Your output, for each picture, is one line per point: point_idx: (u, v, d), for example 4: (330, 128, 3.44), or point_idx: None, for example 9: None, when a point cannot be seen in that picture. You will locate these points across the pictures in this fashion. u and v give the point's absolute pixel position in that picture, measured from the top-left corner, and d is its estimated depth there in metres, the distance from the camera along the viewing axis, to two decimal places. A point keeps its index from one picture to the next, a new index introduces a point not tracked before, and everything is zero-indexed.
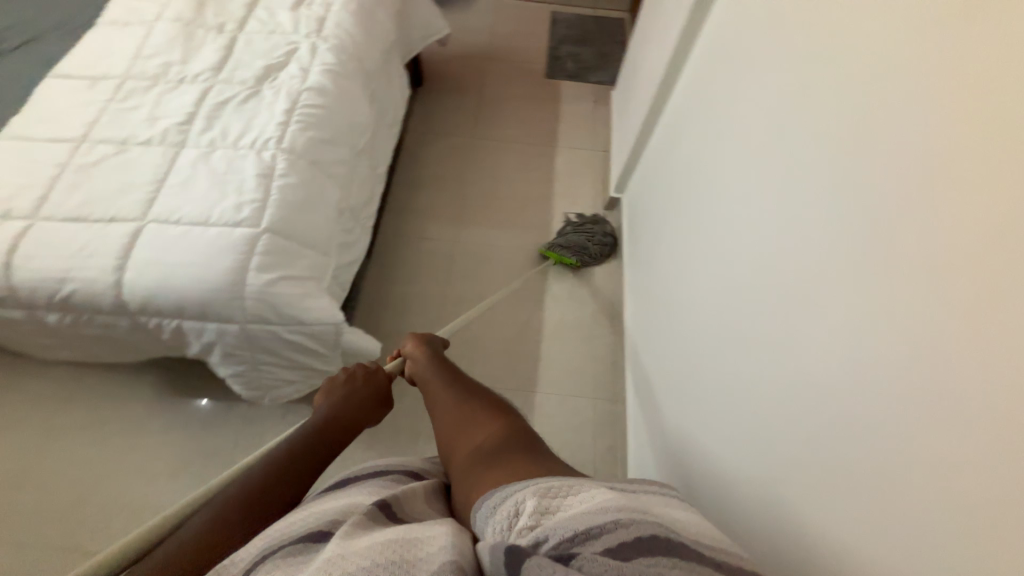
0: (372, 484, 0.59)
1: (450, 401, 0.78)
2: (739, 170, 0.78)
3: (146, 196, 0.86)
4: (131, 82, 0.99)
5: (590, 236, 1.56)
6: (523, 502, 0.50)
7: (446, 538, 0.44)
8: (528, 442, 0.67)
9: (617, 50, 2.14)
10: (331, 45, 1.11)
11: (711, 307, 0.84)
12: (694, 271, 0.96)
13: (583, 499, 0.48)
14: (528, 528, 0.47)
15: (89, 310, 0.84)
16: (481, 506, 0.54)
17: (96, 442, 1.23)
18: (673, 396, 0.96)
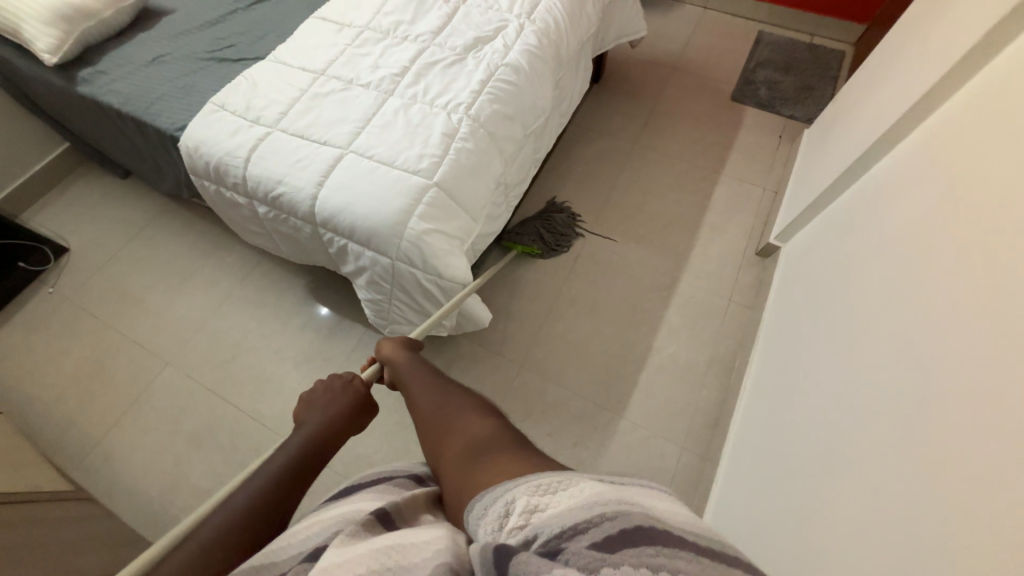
0: (374, 485, 0.62)
1: (428, 403, 0.76)
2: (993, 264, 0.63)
3: (354, 131, 1.00)
4: (368, 33, 1.15)
5: (552, 224, 1.59)
6: (513, 501, 0.50)
7: (439, 538, 0.49)
8: (508, 434, 0.67)
9: (826, 86, 1.89)
10: (537, 28, 1.16)
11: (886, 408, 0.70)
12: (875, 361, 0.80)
13: (572, 493, 0.48)
14: (519, 527, 0.47)
15: (289, 212, 1.01)
16: (472, 512, 0.54)
17: (252, 318, 1.49)
18: (797, 486, 0.85)
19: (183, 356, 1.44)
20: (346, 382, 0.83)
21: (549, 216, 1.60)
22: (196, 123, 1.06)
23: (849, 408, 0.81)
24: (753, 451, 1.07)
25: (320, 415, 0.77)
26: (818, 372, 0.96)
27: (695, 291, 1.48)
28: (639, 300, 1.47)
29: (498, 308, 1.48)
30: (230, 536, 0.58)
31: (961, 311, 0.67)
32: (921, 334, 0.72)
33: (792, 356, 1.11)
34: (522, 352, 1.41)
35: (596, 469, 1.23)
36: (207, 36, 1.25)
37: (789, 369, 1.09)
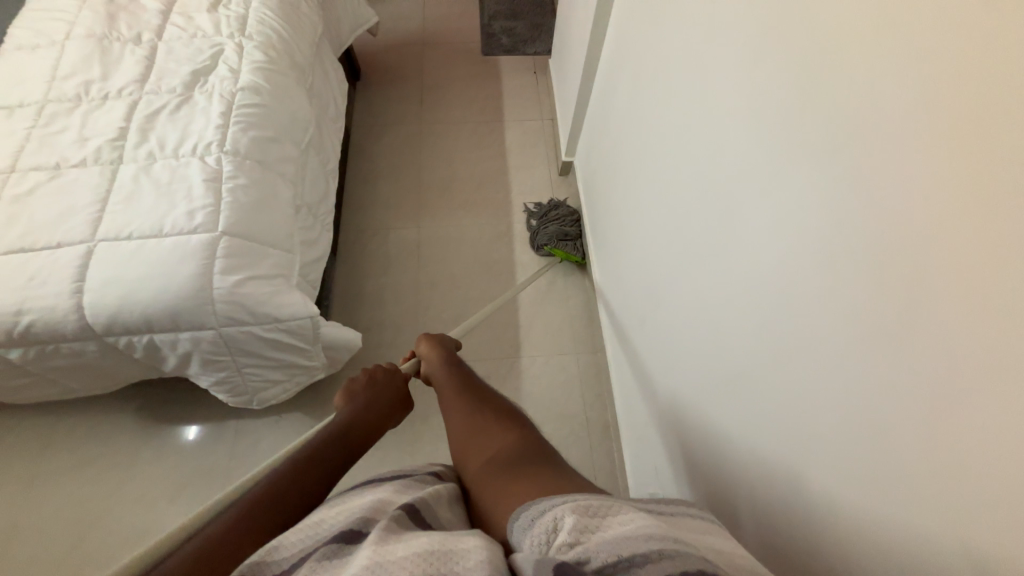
0: (392, 481, 0.57)
1: (463, 411, 0.73)
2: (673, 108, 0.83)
3: (92, 216, 0.84)
4: (52, 105, 0.96)
5: (563, 220, 1.58)
6: (561, 517, 0.44)
7: (480, 547, 0.41)
8: (542, 452, 0.63)
9: (548, 19, 2.17)
10: (258, 43, 1.10)
11: (667, 241, 0.90)
12: (648, 211, 1.00)
13: (626, 521, 0.43)
14: (569, 546, 0.42)
15: (54, 338, 0.83)
16: (515, 520, 0.48)
17: (85, 482, 1.20)
18: (653, 329, 1.01)
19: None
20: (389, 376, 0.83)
21: (553, 216, 1.59)
22: None
23: (649, 253, 1.01)
24: (619, 324, 1.25)
25: (351, 409, 0.73)
26: (628, 240, 1.14)
27: None
28: (490, 254, 1.58)
29: (368, 324, 1.43)
30: (272, 502, 0.54)
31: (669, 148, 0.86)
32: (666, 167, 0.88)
33: (610, 241, 1.30)
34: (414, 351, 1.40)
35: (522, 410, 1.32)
36: None
37: (613, 251, 1.28)
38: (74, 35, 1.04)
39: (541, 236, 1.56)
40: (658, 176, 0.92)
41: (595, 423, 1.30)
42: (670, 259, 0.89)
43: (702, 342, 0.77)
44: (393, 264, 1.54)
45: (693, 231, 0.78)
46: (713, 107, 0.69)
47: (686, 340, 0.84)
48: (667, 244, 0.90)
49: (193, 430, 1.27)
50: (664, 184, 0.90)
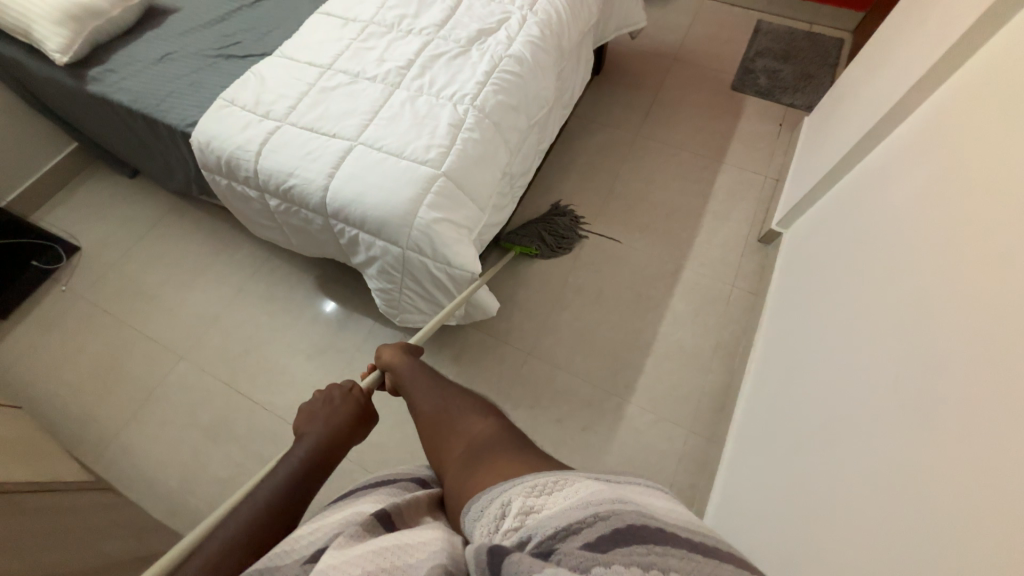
0: (379, 488, 0.59)
1: (428, 406, 0.75)
2: (983, 233, 0.64)
3: (363, 122, 1.02)
4: (373, 27, 1.17)
5: (554, 225, 1.58)
6: (509, 503, 0.48)
7: (435, 539, 0.46)
8: (509, 436, 0.65)
9: (825, 73, 1.90)
10: (539, 20, 1.17)
11: (879, 373, 0.73)
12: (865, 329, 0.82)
13: (569, 493, 0.46)
14: (514, 528, 0.45)
15: (301, 203, 1.03)
16: (467, 516, 0.51)
17: (263, 311, 1.51)
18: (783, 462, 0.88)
19: (197, 350, 1.45)
20: (347, 394, 0.82)
21: (552, 220, 1.58)
22: (208, 118, 1.09)
23: (841, 375, 0.83)
24: (756, 429, 1.07)
25: (320, 428, 0.75)
26: (809, 355, 0.98)
27: (699, 278, 1.50)
28: (644, 288, 1.49)
29: (504, 298, 1.50)
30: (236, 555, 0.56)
31: (947, 276, 0.68)
32: (875, 322, 0.79)
33: (788, 341, 1.12)
34: (531, 341, 1.42)
35: (606, 451, 1.25)
36: (214, 33, 1.26)
37: (784, 356, 1.11)
38: None
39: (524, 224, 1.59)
40: (870, 320, 0.81)
41: None
42: (872, 401, 0.71)
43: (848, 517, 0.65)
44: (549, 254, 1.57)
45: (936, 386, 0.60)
46: None
47: (819, 496, 0.73)
48: (876, 376, 0.73)
49: (331, 306, 1.51)
50: (913, 312, 0.71)
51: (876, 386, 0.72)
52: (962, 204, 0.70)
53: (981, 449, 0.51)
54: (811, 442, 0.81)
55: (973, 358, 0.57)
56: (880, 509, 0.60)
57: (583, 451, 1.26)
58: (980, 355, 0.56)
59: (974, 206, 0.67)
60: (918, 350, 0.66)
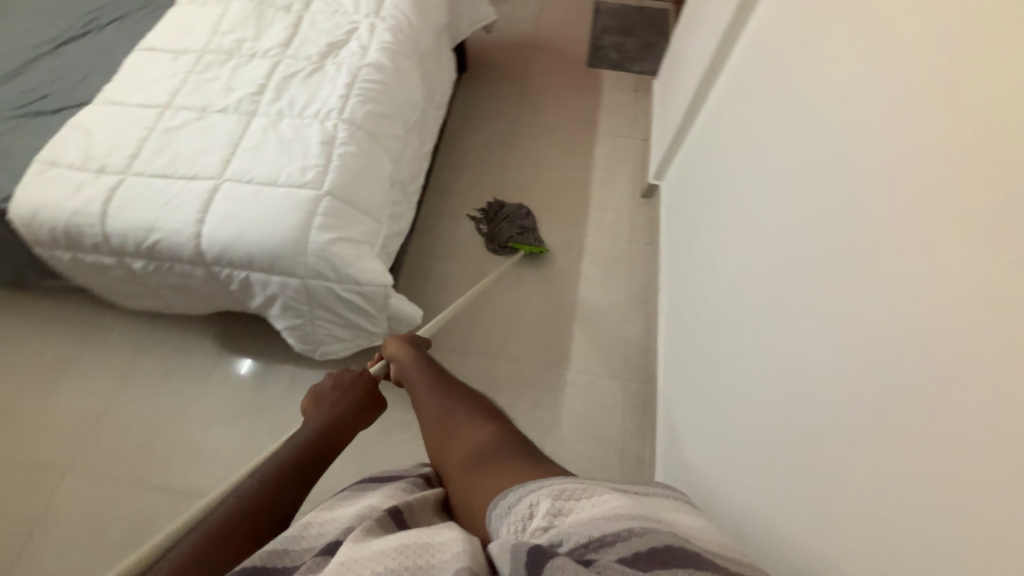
0: (387, 484, 0.58)
1: (433, 407, 0.72)
2: (795, 148, 0.78)
3: (223, 157, 0.94)
4: (209, 56, 1.08)
5: (513, 217, 1.61)
6: (537, 503, 0.49)
7: (457, 541, 0.43)
8: (517, 444, 0.63)
9: (661, 40, 2.13)
10: (389, 25, 1.17)
11: (755, 283, 0.85)
12: (738, 249, 0.95)
13: (598, 502, 0.46)
14: (543, 528, 0.46)
15: (172, 258, 0.93)
16: (491, 511, 0.52)
17: (160, 391, 1.33)
18: (737, 353, 0.87)
19: (86, 456, 1.24)
20: (355, 380, 0.82)
21: (503, 215, 1.62)
22: (27, 186, 0.93)
23: (730, 292, 0.95)
24: (679, 360, 1.19)
25: (327, 412, 0.74)
26: (718, 263, 1.04)
27: (603, 242, 1.62)
28: (557, 262, 1.57)
29: (428, 305, 1.48)
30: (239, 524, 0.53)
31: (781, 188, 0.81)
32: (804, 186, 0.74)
33: (686, 277, 1.26)
34: (465, 339, 1.43)
35: (559, 421, 1.31)
36: (8, 91, 1.08)
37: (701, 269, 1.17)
38: None
39: (499, 235, 1.58)
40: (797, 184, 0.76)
41: (630, 455, 1.26)
42: (755, 306, 0.83)
43: (813, 389, 0.63)
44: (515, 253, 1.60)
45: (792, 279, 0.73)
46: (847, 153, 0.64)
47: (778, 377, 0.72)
48: (753, 286, 0.85)
49: (244, 363, 1.38)
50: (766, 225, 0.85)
51: (781, 285, 0.76)
52: (834, 93, 0.70)
53: (845, 326, 0.59)
54: (764, 325, 0.79)
55: (940, 206, 0.48)
56: (782, 393, 0.70)
57: (539, 428, 1.30)
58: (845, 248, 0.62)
59: (847, 91, 0.67)
60: (795, 254, 0.73)
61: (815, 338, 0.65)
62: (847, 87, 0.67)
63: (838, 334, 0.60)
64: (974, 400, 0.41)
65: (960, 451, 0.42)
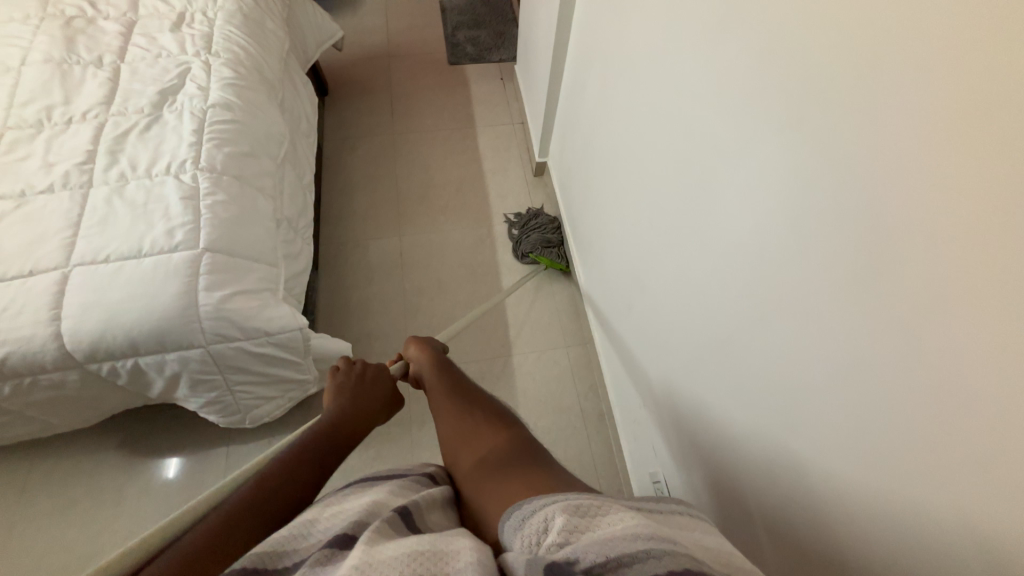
0: (389, 482, 0.56)
1: (450, 408, 0.70)
2: (642, 99, 0.88)
3: (64, 242, 0.82)
4: (12, 133, 0.92)
5: (544, 228, 1.59)
6: (551, 517, 0.45)
7: (471, 550, 0.41)
8: (534, 450, 0.62)
9: (511, 27, 2.22)
10: (225, 60, 1.09)
11: (644, 225, 0.94)
12: (624, 200, 1.04)
13: (616, 522, 0.43)
14: (557, 545, 0.42)
15: (32, 370, 0.80)
16: (507, 524, 0.48)
17: (68, 524, 1.14)
18: (672, 246, 0.82)
19: None
20: (375, 374, 0.78)
21: (535, 224, 1.60)
22: None
23: (628, 238, 1.04)
24: (606, 315, 1.27)
25: (346, 402, 0.71)
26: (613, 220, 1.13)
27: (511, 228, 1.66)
28: (474, 257, 1.59)
29: (357, 336, 1.42)
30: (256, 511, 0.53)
31: (641, 137, 0.90)
32: (712, 30, 0.63)
33: (591, 237, 1.32)
34: None
35: (518, 406, 1.34)
36: None
37: (613, 185, 1.10)
38: (30, 60, 1.01)
39: (524, 245, 1.57)
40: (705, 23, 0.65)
41: (590, 413, 1.33)
42: (651, 244, 0.92)
43: (758, 261, 0.60)
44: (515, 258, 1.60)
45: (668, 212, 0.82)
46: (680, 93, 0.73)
47: (713, 266, 0.70)
48: (644, 227, 0.94)
49: (164, 459, 1.22)
50: (638, 172, 0.94)
51: (662, 221, 0.85)
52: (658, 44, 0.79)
53: (718, 243, 0.68)
54: (687, 215, 0.75)
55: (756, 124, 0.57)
56: (691, 315, 0.79)
57: None
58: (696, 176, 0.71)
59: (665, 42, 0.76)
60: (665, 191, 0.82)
61: (700, 257, 0.73)
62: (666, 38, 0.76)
63: (715, 250, 0.68)
64: (829, 273, 0.49)
65: (831, 316, 0.49)
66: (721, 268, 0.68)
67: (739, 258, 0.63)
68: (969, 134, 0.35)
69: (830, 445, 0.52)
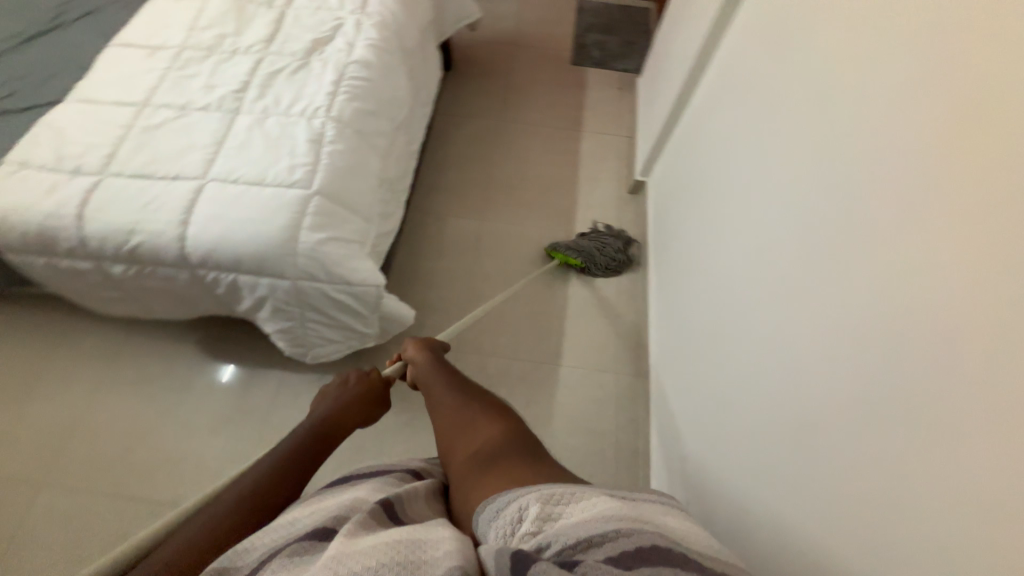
0: (372, 478, 0.58)
1: (448, 402, 0.74)
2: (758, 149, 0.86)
3: (206, 157, 0.91)
4: (188, 52, 1.04)
5: (606, 243, 1.54)
6: (526, 508, 0.49)
7: (448, 540, 0.43)
8: (525, 444, 0.64)
9: (643, 38, 2.16)
10: (375, 21, 1.15)
11: (724, 274, 0.93)
12: (712, 245, 1.01)
13: (585, 506, 0.47)
14: (530, 533, 0.46)
15: (154, 261, 0.90)
16: (482, 515, 0.52)
17: (141, 399, 1.29)
18: (749, 306, 0.80)
19: (61, 471, 1.19)
20: (362, 378, 0.85)
21: (603, 237, 1.56)
22: None
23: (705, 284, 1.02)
24: (667, 355, 1.21)
25: (326, 409, 0.76)
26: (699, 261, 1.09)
27: None
28: (546, 259, 1.58)
29: (418, 304, 1.47)
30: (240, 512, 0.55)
31: (746, 187, 0.89)
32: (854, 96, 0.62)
33: (672, 270, 1.27)
34: (457, 338, 1.42)
35: (552, 417, 1.31)
36: None
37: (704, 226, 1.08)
38: None
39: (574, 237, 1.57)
40: (787, 126, 0.77)
41: (624, 447, 1.28)
42: (726, 293, 0.90)
43: (834, 338, 0.58)
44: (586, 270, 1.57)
45: (756, 269, 0.80)
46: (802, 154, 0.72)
47: (786, 332, 0.68)
48: (723, 276, 0.93)
49: (228, 367, 1.34)
50: (733, 220, 0.92)
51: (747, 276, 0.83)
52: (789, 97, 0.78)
53: (795, 310, 0.67)
54: (775, 276, 0.74)
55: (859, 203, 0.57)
56: (754, 378, 0.75)
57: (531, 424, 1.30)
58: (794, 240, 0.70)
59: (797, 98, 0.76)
60: (760, 246, 0.80)
61: (775, 322, 0.72)
62: (800, 93, 0.75)
63: (794, 317, 0.67)
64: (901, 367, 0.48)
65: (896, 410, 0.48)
66: (790, 337, 0.67)
67: (814, 331, 0.62)
68: (987, 245, 0.41)
69: (842, 531, 0.52)
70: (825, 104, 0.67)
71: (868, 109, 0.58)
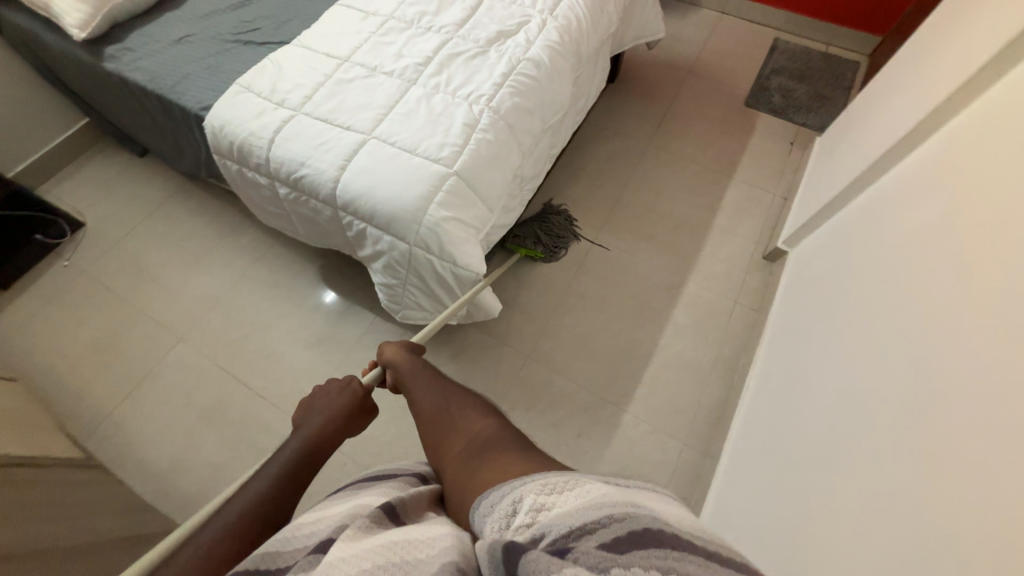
0: (381, 481, 0.60)
1: (428, 402, 0.76)
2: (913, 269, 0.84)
3: (377, 117, 1.02)
4: (392, 22, 1.17)
5: (550, 225, 1.58)
6: (521, 500, 0.49)
7: (442, 539, 0.46)
8: (515, 434, 0.68)
9: (839, 94, 1.90)
10: (559, 25, 1.17)
11: (838, 381, 0.90)
12: (845, 352, 0.93)
13: (580, 493, 0.46)
14: (525, 526, 0.46)
15: (310, 194, 1.04)
16: (476, 511, 0.52)
17: (264, 299, 1.51)
18: (854, 414, 0.80)
19: (195, 334, 1.45)
20: (345, 387, 0.83)
21: (544, 222, 1.58)
22: (223, 104, 1.09)
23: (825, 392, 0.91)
24: (754, 449, 1.08)
25: (317, 420, 0.76)
26: (829, 362, 0.96)
27: (703, 292, 1.50)
28: (648, 298, 1.49)
29: (507, 299, 1.49)
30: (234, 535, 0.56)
31: (886, 300, 0.87)
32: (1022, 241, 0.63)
33: (792, 362, 1.12)
34: (532, 344, 1.42)
35: (599, 458, 1.25)
36: (231, 19, 1.27)
37: (835, 324, 1.01)
38: None
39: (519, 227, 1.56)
40: (948, 255, 0.77)
41: None
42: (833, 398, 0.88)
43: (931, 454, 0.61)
44: (685, 322, 1.45)
45: (878, 384, 0.78)
46: (953, 284, 0.73)
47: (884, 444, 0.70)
48: (837, 384, 0.89)
49: (331, 296, 1.51)
50: (864, 329, 0.90)
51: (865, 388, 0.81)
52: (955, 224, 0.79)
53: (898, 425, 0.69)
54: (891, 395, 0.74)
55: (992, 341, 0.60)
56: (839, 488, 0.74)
57: (577, 456, 1.26)
58: (913, 363, 0.73)
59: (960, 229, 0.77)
60: (882, 361, 0.80)
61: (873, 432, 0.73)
62: (967, 226, 0.76)
63: (898, 430, 0.69)
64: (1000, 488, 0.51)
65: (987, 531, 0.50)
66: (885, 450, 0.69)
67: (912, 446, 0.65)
68: None
69: None
70: (987, 245, 0.69)
71: (976, 259, 0.70)
